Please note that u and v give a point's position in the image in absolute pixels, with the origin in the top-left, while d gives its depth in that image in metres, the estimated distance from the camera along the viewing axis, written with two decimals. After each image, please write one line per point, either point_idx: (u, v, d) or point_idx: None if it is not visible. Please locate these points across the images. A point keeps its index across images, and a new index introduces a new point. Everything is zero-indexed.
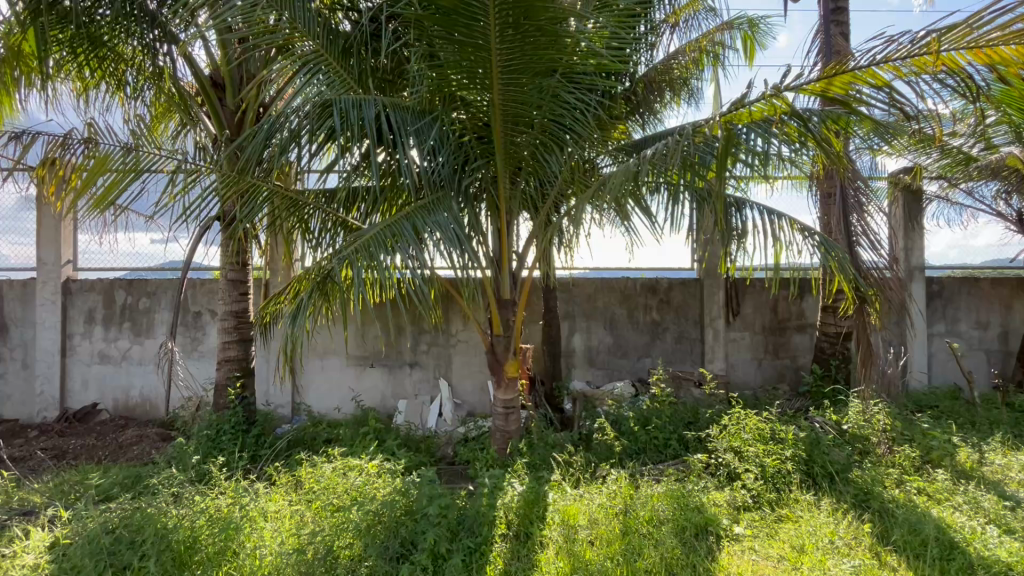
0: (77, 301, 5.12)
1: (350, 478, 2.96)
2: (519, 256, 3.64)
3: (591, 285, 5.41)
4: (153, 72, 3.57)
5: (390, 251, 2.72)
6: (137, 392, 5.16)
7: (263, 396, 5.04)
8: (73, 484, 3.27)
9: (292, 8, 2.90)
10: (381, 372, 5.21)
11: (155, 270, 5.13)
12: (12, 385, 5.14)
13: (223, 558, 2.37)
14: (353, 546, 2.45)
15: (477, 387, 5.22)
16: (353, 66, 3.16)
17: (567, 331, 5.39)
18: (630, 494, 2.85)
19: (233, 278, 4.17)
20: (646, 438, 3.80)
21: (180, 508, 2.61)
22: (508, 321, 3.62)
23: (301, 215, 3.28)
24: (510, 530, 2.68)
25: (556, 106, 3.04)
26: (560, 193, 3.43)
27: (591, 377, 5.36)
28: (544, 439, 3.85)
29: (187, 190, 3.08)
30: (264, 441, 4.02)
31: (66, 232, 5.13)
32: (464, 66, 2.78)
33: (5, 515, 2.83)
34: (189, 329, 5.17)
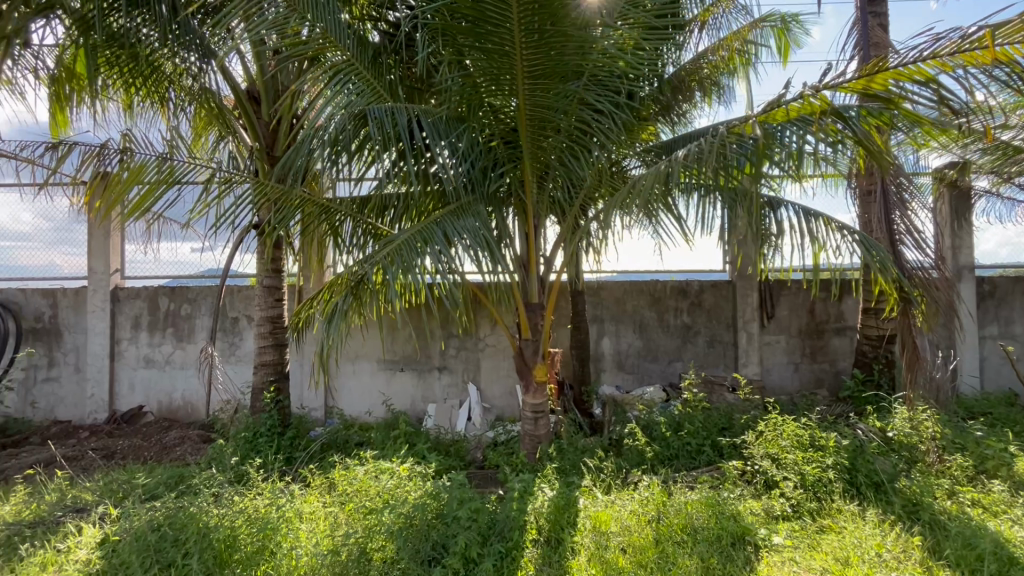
0: (125, 307, 5.37)
1: (382, 482, 3.00)
2: (547, 260, 3.62)
3: (621, 288, 5.33)
4: (193, 86, 3.73)
5: (421, 255, 2.76)
6: (179, 395, 5.37)
7: (298, 399, 5.19)
8: (121, 483, 3.42)
9: (325, 19, 2.95)
10: (410, 376, 5.27)
11: (196, 277, 5.35)
12: (64, 388, 5.39)
13: (261, 558, 2.43)
14: (386, 547, 2.47)
15: (505, 391, 5.22)
16: (382, 75, 3.22)
17: (596, 335, 5.33)
18: (663, 501, 2.81)
19: (268, 284, 4.30)
20: (678, 445, 3.72)
21: (221, 508, 2.70)
22: (537, 325, 3.61)
23: (333, 222, 3.35)
24: (541, 536, 2.65)
25: (582, 109, 3.04)
26: (587, 196, 3.43)
27: (620, 382, 5.29)
28: (574, 444, 3.83)
29: (221, 198, 3.20)
30: (299, 443, 4.12)
31: (115, 242, 5.38)
32: (490, 72, 2.81)
33: (60, 511, 2.98)
34: (227, 334, 5.34)
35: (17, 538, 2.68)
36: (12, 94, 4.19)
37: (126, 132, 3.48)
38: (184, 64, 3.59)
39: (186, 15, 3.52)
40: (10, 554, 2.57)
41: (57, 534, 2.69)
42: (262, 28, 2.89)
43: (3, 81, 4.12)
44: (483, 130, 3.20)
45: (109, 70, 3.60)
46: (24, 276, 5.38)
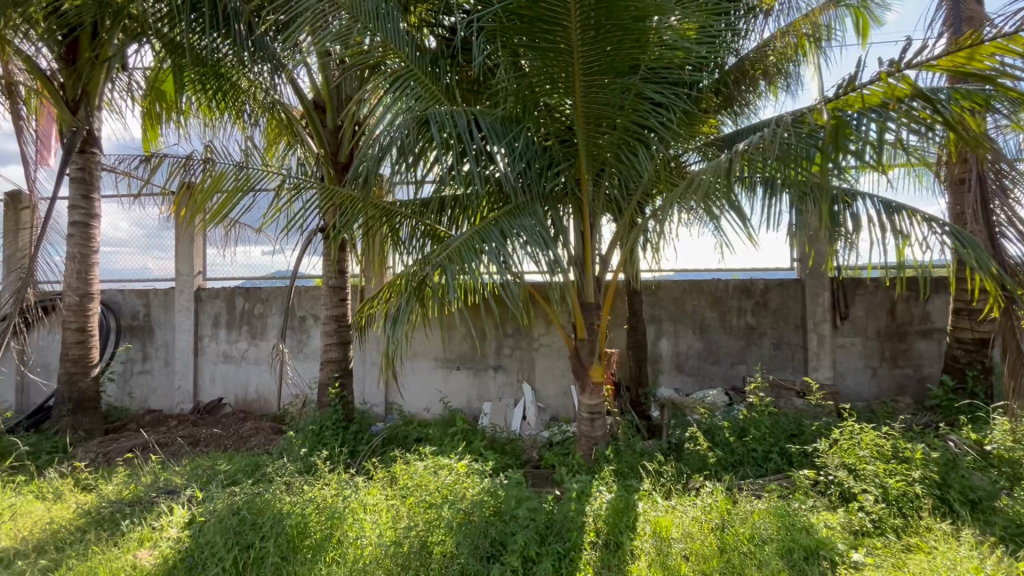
0: (207, 307, 5.81)
1: (441, 477, 3.07)
2: (603, 259, 3.57)
3: (679, 287, 5.17)
4: (266, 99, 3.97)
5: (479, 256, 2.80)
6: (254, 388, 5.73)
7: (360, 395, 5.44)
8: (205, 469, 3.69)
9: (385, 30, 3.05)
10: (466, 374, 5.35)
11: (267, 279, 5.70)
12: (155, 380, 5.90)
13: (329, 545, 2.57)
14: (446, 542, 2.52)
15: (560, 391, 5.20)
16: (440, 80, 3.29)
17: (653, 336, 5.19)
18: (727, 509, 2.69)
19: (334, 285, 4.51)
20: (743, 450, 3.56)
21: (293, 497, 2.88)
22: (593, 325, 3.56)
23: (393, 224, 3.45)
24: (600, 539, 2.61)
25: (640, 105, 2.98)
26: (645, 193, 3.35)
27: (679, 385, 5.13)
28: (632, 447, 3.76)
29: (291, 203, 3.38)
30: (362, 438, 4.29)
31: (197, 247, 5.82)
32: (547, 72, 2.81)
33: (154, 492, 3.26)
34: (296, 332, 5.65)
35: (118, 514, 2.96)
36: (112, 115, 4.64)
37: (208, 144, 3.76)
38: (258, 79, 3.84)
39: (261, 32, 3.70)
40: (114, 528, 2.85)
41: (152, 513, 2.95)
42: (327, 40, 3.03)
43: (104, 103, 4.57)
44: (539, 130, 3.20)
45: (192, 87, 3.90)
46: (121, 278, 5.94)
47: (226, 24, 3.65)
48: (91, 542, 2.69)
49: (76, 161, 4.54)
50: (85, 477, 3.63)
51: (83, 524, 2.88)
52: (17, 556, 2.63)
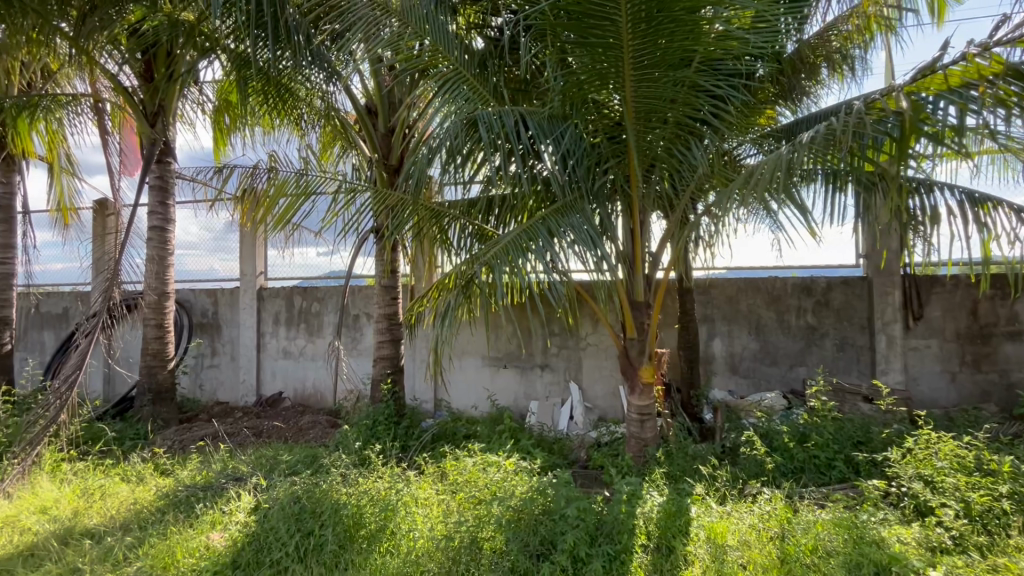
0: (268, 305, 6.14)
1: (490, 474, 3.10)
2: (653, 258, 3.50)
3: (734, 286, 4.97)
4: (322, 106, 4.16)
5: (526, 254, 2.81)
6: (311, 383, 6.00)
7: (411, 391, 5.59)
8: (269, 459, 3.90)
9: (435, 34, 3.11)
10: (513, 373, 5.38)
11: (323, 279, 5.94)
12: (222, 374, 6.29)
13: (383, 536, 2.66)
14: (496, 538, 2.55)
15: (608, 391, 5.13)
16: (488, 80, 3.32)
17: (706, 336, 5.03)
18: (787, 517, 2.58)
19: (386, 284, 4.65)
20: (804, 457, 3.38)
21: (349, 488, 2.99)
22: (643, 325, 3.49)
23: (442, 225, 3.50)
24: (651, 542, 2.55)
25: (692, 97, 2.90)
26: (696, 189, 3.26)
27: (733, 387, 4.95)
28: (684, 449, 3.66)
29: (347, 207, 3.53)
30: (412, 433, 4.40)
31: (259, 249, 6.15)
32: (596, 69, 2.78)
33: (224, 479, 3.48)
34: (350, 330, 5.87)
35: (193, 497, 3.19)
36: (185, 126, 4.99)
37: (271, 152, 3.96)
38: (315, 87, 4.02)
39: (319, 43, 3.85)
40: (189, 511, 3.06)
41: (222, 498, 3.15)
42: (380, 47, 3.13)
43: (178, 116, 4.92)
44: (587, 126, 3.16)
45: (256, 97, 4.14)
46: (192, 279, 6.38)
47: (287, 36, 3.76)
48: (170, 523, 2.91)
49: (155, 171, 4.92)
50: (163, 462, 3.92)
51: (163, 506, 3.12)
52: (107, 532, 2.87)
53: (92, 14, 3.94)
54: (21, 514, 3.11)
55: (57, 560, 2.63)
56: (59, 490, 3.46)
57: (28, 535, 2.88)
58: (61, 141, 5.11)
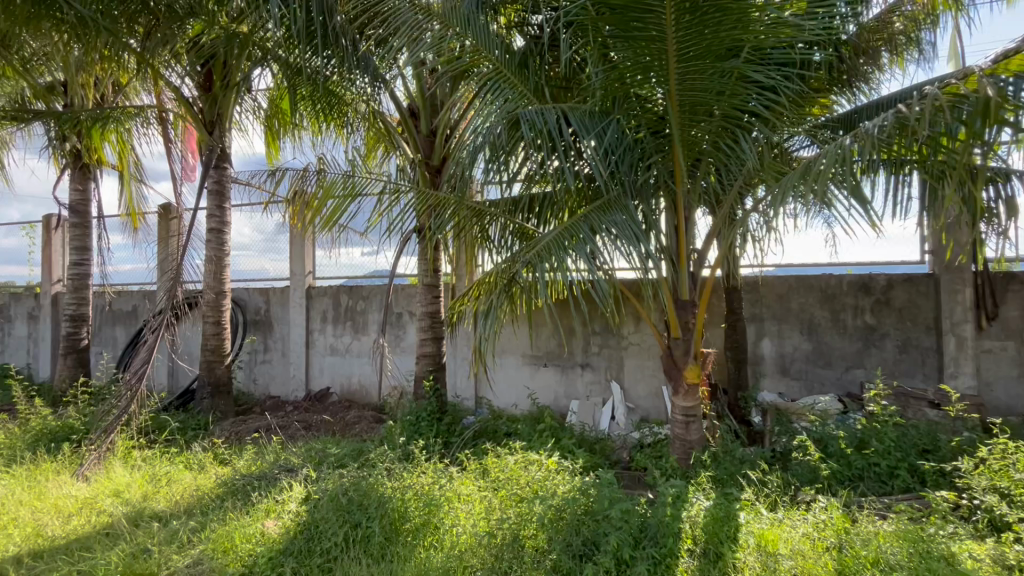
0: (317, 303, 6.37)
1: (531, 472, 3.11)
2: (699, 255, 3.40)
3: (784, 284, 4.77)
4: (367, 110, 4.31)
5: (569, 252, 2.79)
6: (357, 379, 6.19)
7: (452, 388, 5.67)
8: (318, 451, 4.05)
9: (476, 34, 3.14)
10: (554, 372, 5.36)
11: (367, 278, 6.11)
12: (274, 369, 6.58)
13: (428, 530, 2.72)
14: (538, 537, 2.56)
15: (651, 392, 5.02)
16: (529, 78, 3.32)
17: (754, 336, 4.85)
18: (844, 527, 2.46)
19: (429, 283, 4.73)
20: (863, 464, 3.20)
21: (394, 482, 3.08)
22: (688, 324, 3.39)
23: (483, 224, 3.52)
24: (697, 547, 2.47)
25: (741, 88, 2.81)
26: (744, 183, 3.14)
27: (784, 390, 4.75)
28: (731, 453, 3.54)
29: (391, 207, 3.63)
30: (454, 430, 4.47)
31: (307, 250, 6.38)
32: (640, 63, 2.73)
33: (277, 469, 3.64)
34: (394, 327, 6.02)
35: (249, 486, 3.35)
36: (240, 133, 5.25)
37: (320, 156, 4.10)
38: (361, 92, 4.16)
39: (365, 50, 3.97)
40: (246, 499, 3.23)
41: (276, 487, 3.30)
42: (423, 50, 3.19)
43: (234, 123, 5.19)
44: (630, 121, 3.09)
45: (305, 103, 4.30)
46: (246, 279, 6.70)
47: (335, 44, 3.90)
48: (229, 509, 3.07)
49: (213, 176, 5.19)
50: (222, 452, 4.15)
51: (222, 493, 3.29)
52: (173, 516, 3.06)
53: (157, 29, 4.21)
54: (98, 496, 3.35)
55: (129, 540, 2.82)
56: (130, 475, 3.71)
57: (103, 515, 3.10)
58: (130, 150, 5.48)
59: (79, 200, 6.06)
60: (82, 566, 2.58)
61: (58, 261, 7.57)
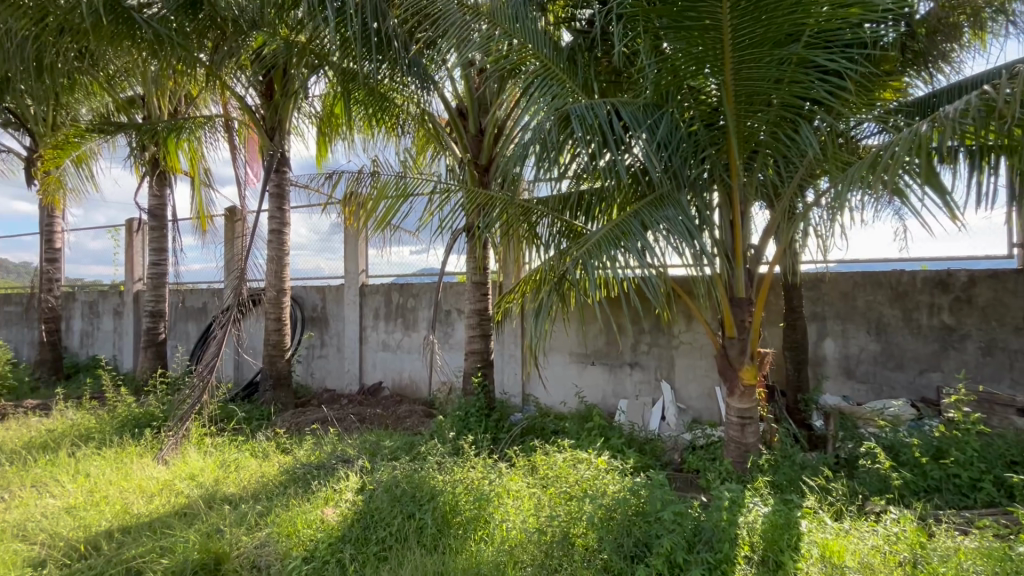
0: (369, 300, 6.60)
1: (580, 471, 3.10)
2: (756, 251, 3.26)
3: (849, 281, 4.50)
4: (417, 111, 4.42)
5: (621, 249, 2.74)
6: (407, 374, 6.37)
7: (500, 384, 5.72)
8: (372, 443, 4.21)
9: (524, 32, 3.15)
10: (602, 370, 5.30)
11: (417, 276, 6.26)
12: (330, 363, 6.87)
13: (478, 524, 2.78)
14: (588, 536, 2.55)
15: (703, 392, 4.87)
16: (578, 74, 3.29)
17: (815, 336, 4.61)
18: (919, 542, 2.30)
19: (477, 281, 4.79)
20: (940, 475, 2.98)
21: (445, 475, 3.15)
22: (744, 323, 3.26)
23: (531, 222, 3.50)
24: (755, 554, 2.37)
25: (801, 75, 2.68)
26: (806, 175, 3.00)
27: (849, 393, 4.49)
28: (791, 458, 3.39)
29: (442, 206, 3.71)
30: (502, 426, 4.52)
31: (360, 249, 6.61)
32: (693, 55, 2.65)
33: (334, 459, 3.81)
34: (443, 324, 6.15)
35: (309, 475, 3.52)
36: (298, 138, 5.50)
37: (373, 158, 4.23)
38: (412, 95, 4.30)
39: (415, 53, 4.09)
40: (307, 486, 3.39)
41: (334, 477, 3.45)
42: (471, 50, 3.23)
43: (293, 129, 5.44)
44: (683, 113, 3.01)
45: (359, 106, 4.48)
46: (303, 278, 7.01)
47: (387, 46, 4.04)
48: (291, 496, 3.24)
49: (274, 180, 5.47)
50: (284, 442, 4.38)
51: (285, 481, 3.48)
52: (242, 500, 3.27)
53: (224, 43, 4.48)
54: (176, 479, 3.62)
55: (203, 520, 3.03)
56: (203, 460, 3.99)
57: (181, 497, 3.34)
58: (200, 157, 5.85)
59: (156, 204, 6.57)
60: (164, 542, 2.80)
61: (138, 262, 8.23)
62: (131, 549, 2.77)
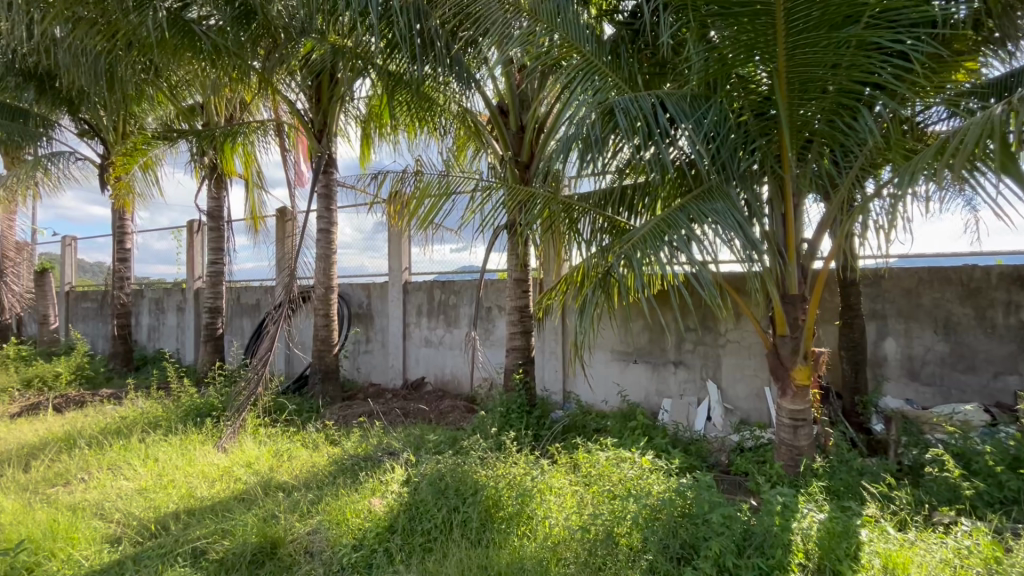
0: (412, 297, 6.74)
1: (624, 470, 3.06)
2: (810, 246, 3.11)
3: (913, 277, 4.23)
4: (458, 110, 4.49)
5: (668, 244, 2.67)
6: (449, 370, 6.47)
7: (541, 381, 5.72)
8: (416, 437, 4.30)
9: (565, 26, 3.12)
10: (644, 368, 5.21)
11: (457, 273, 6.34)
12: (375, 358, 7.07)
13: (521, 520, 2.80)
14: (633, 535, 2.51)
15: (752, 392, 4.69)
16: (621, 67, 3.23)
17: (875, 335, 4.36)
18: (995, 557, 2.14)
19: (518, 278, 4.79)
20: (1018, 486, 2.75)
21: (487, 470, 3.19)
22: (797, 321, 3.13)
23: (572, 218, 3.48)
24: (810, 562, 2.28)
25: (863, 58, 2.52)
26: (866, 165, 2.83)
27: (912, 396, 4.22)
28: (848, 463, 3.22)
29: (484, 204, 3.74)
30: (544, 423, 4.53)
31: (403, 247, 6.75)
32: (743, 42, 2.55)
33: (380, 452, 3.92)
34: (484, 321, 6.20)
35: (357, 466, 3.64)
36: (345, 140, 5.68)
37: (416, 158, 4.30)
38: (455, 95, 4.36)
39: (458, 52, 4.15)
40: (355, 477, 3.51)
41: (380, 469, 3.55)
42: (512, 46, 3.22)
43: (340, 132, 5.63)
44: (732, 103, 2.90)
45: (403, 107, 4.59)
46: (349, 275, 7.22)
47: (431, 48, 4.13)
48: (340, 485, 3.35)
49: (322, 181, 5.66)
50: (333, 433, 4.54)
51: (335, 471, 3.61)
52: (295, 488, 3.42)
53: (276, 50, 4.67)
54: (235, 465, 3.83)
55: (260, 506, 3.18)
56: (259, 449, 4.19)
57: (239, 483, 3.53)
58: (253, 160, 6.13)
59: (214, 206, 6.93)
60: (226, 525, 2.96)
61: (198, 261, 8.72)
62: (195, 530, 2.94)
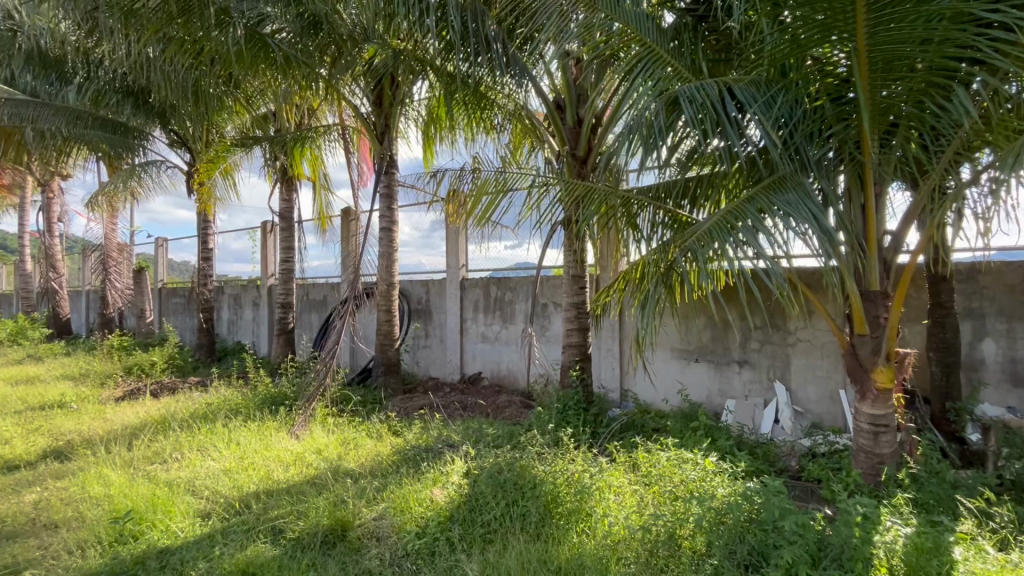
0: (469, 294, 6.86)
1: (686, 471, 2.97)
2: (894, 238, 2.88)
3: (1018, 272, 3.81)
4: (512, 107, 4.57)
5: (736, 238, 2.56)
6: (505, 365, 6.54)
7: (598, 379, 5.65)
8: (474, 430, 4.38)
9: (626, 15, 3.00)
10: (706, 367, 5.03)
11: (512, 270, 6.39)
12: (433, 353, 7.26)
13: (580, 517, 2.79)
14: (696, 538, 2.45)
15: (825, 395, 4.41)
16: (683, 56, 3.12)
17: (970, 336, 3.97)
18: None
19: (574, 274, 4.75)
20: None
21: (545, 466, 3.20)
22: (879, 320, 2.90)
23: (631, 213, 3.39)
24: None
25: (958, 32, 2.29)
26: (961, 149, 2.58)
27: (1016, 404, 3.81)
28: (938, 474, 2.97)
29: (540, 200, 3.73)
30: (601, 420, 4.48)
31: (460, 244, 6.87)
32: (818, 22, 2.38)
33: (440, 444, 4.03)
34: (540, 317, 6.21)
35: (419, 457, 3.78)
36: (406, 141, 5.86)
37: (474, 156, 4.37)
38: (510, 93, 4.44)
39: (513, 50, 4.17)
40: (416, 467, 3.64)
41: (440, 460, 3.65)
42: (569, 40, 3.18)
43: (401, 133, 5.81)
44: (806, 87, 2.73)
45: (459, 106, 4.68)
46: (409, 273, 7.46)
47: (488, 48, 4.16)
48: (403, 474, 3.48)
49: (384, 181, 5.87)
50: (395, 425, 4.72)
51: (398, 460, 3.75)
52: (362, 475, 3.59)
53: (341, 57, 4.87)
54: (307, 452, 4.06)
55: (330, 490, 3.37)
56: (328, 437, 4.42)
57: (312, 468, 3.75)
58: (320, 163, 6.45)
59: (285, 207, 7.36)
60: (302, 506, 3.16)
61: (272, 259, 9.31)
62: (273, 510, 3.17)
